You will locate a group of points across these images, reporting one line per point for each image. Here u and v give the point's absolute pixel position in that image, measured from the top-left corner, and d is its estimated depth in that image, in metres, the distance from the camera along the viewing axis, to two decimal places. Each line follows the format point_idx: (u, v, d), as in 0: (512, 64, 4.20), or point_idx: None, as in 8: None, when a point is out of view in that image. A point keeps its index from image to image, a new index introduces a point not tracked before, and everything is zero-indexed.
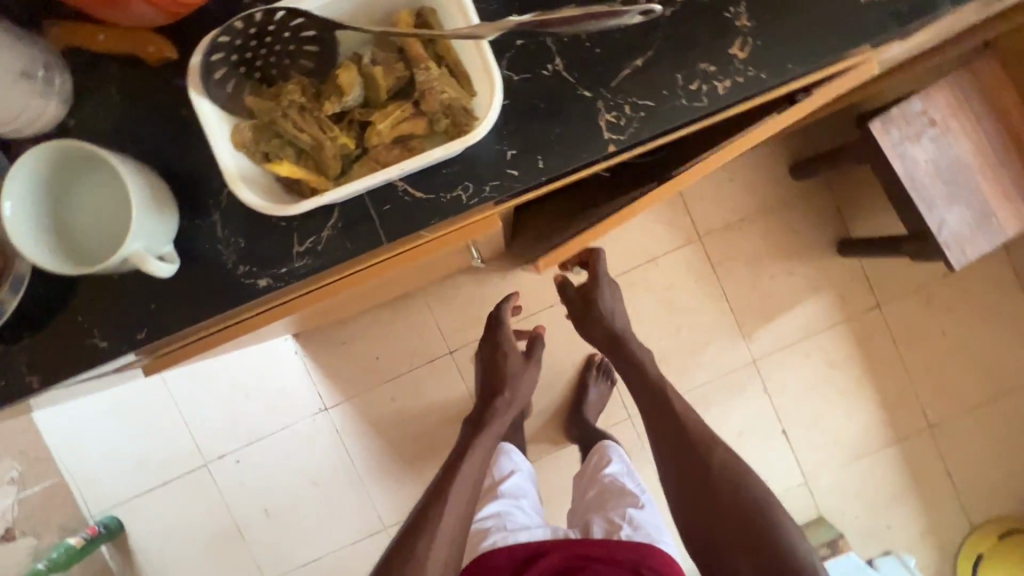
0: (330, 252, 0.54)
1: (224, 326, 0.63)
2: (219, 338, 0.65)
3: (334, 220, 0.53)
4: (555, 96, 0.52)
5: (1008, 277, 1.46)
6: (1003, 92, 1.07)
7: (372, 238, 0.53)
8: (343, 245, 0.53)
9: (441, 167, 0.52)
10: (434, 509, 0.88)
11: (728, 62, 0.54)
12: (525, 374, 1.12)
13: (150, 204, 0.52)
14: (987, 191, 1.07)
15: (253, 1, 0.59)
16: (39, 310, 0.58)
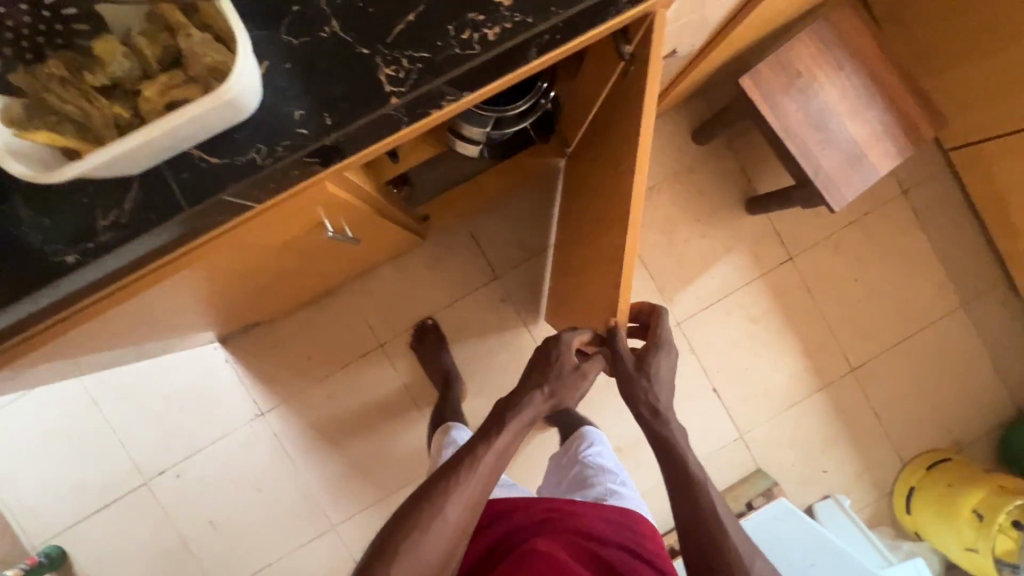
0: (137, 226, 0.52)
1: (113, 287, 0.60)
2: (110, 298, 0.61)
3: (133, 193, 0.51)
4: (331, 57, 0.50)
5: (908, 219, 1.53)
6: (860, 40, 1.14)
7: (172, 206, 0.51)
8: (146, 218, 0.51)
9: (228, 131, 0.51)
10: (441, 505, 0.73)
11: (495, 9, 0.51)
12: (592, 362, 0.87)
13: None
14: (855, 134, 1.12)
15: None
16: None
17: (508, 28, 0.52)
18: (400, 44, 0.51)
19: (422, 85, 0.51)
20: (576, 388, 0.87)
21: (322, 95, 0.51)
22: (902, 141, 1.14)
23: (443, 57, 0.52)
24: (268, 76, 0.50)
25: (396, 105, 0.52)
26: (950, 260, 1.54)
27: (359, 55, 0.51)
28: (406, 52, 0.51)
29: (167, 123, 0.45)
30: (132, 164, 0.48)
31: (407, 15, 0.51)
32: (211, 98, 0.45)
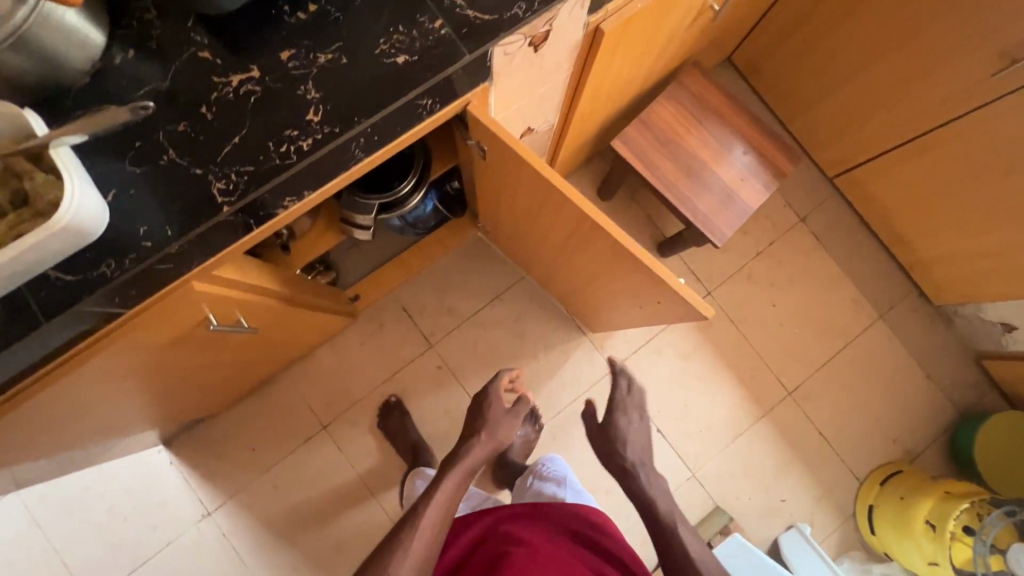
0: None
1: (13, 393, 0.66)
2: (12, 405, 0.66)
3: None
4: (170, 181, 0.60)
5: (811, 244, 1.63)
6: (714, 97, 1.28)
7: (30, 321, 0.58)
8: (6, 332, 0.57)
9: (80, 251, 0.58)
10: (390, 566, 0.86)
11: (307, 125, 0.61)
12: (505, 417, 1.09)
13: None
14: (724, 178, 1.24)
15: None
16: None
17: (320, 139, 0.61)
18: (228, 161, 0.60)
19: (250, 192, 0.60)
20: (508, 428, 1.08)
21: (164, 211, 0.59)
22: (768, 178, 1.26)
23: (268, 167, 0.61)
24: (117, 201, 0.59)
25: (230, 211, 0.60)
26: (859, 277, 1.63)
27: (194, 174, 0.60)
28: (234, 167, 0.60)
29: (11, 250, 0.51)
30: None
31: (233, 138, 0.61)
32: (47, 224, 0.51)
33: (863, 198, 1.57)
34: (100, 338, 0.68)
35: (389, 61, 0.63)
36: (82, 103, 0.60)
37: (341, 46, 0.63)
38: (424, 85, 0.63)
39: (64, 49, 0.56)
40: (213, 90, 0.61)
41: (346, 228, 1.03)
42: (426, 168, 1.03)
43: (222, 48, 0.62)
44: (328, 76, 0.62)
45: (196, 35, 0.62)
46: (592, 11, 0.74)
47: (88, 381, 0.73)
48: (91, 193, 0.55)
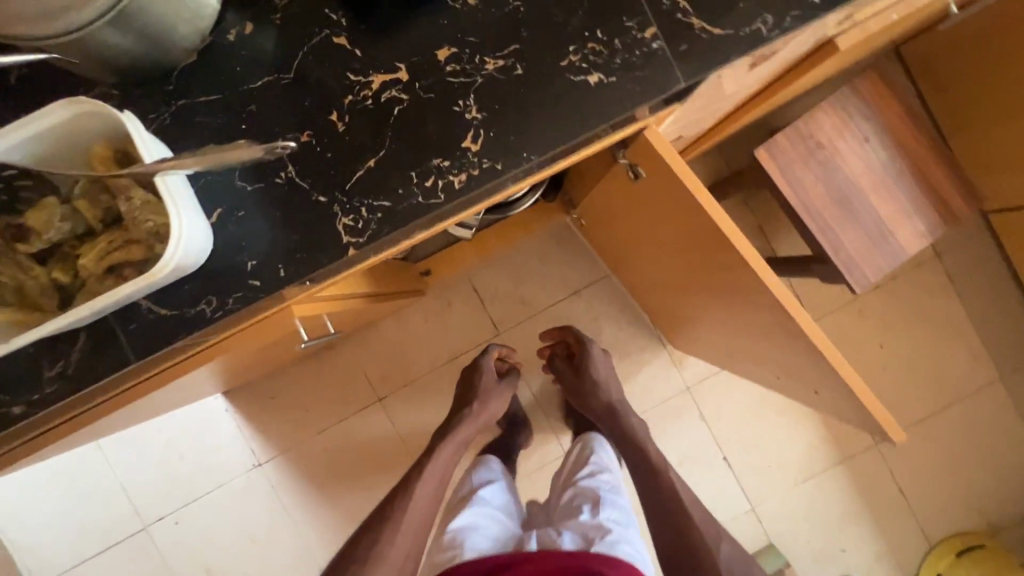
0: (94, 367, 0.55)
1: (119, 393, 0.69)
2: (120, 399, 0.70)
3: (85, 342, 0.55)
4: (287, 207, 0.54)
5: (941, 284, 1.42)
6: (887, 109, 1.05)
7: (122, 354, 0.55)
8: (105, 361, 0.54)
9: (179, 282, 0.54)
10: (385, 536, 0.83)
11: (461, 155, 0.55)
12: (496, 390, 1.13)
13: None
14: (881, 211, 1.04)
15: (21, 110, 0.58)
16: None
17: (473, 175, 0.55)
18: (358, 193, 0.55)
19: (382, 234, 0.55)
20: (500, 400, 1.12)
21: (282, 240, 0.54)
22: (932, 218, 1.06)
23: (405, 204, 0.55)
24: (236, 222, 0.55)
25: (354, 252, 0.54)
26: (987, 328, 1.43)
27: (319, 204, 0.55)
28: (367, 201, 0.55)
29: (109, 293, 0.48)
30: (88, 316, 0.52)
31: (367, 160, 0.55)
32: (153, 269, 0.48)
33: (1020, 244, 1.33)
34: (210, 342, 0.68)
35: (572, 84, 0.56)
36: (188, 87, 0.56)
37: (517, 51, 0.56)
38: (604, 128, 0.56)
39: (170, 25, 0.50)
40: (348, 94, 0.56)
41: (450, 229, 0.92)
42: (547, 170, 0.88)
43: (369, 50, 0.56)
44: (490, 88, 0.56)
45: (332, 15, 0.56)
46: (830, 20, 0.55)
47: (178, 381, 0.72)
48: (193, 224, 0.51)
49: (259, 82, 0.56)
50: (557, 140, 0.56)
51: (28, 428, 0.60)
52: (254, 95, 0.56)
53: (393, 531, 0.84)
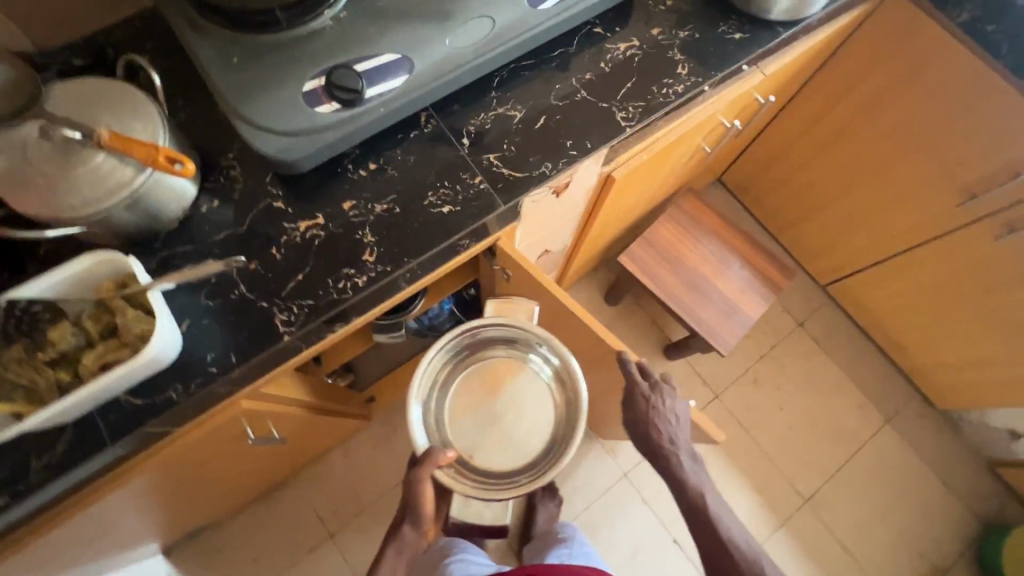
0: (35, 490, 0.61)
1: None
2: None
3: (36, 458, 0.61)
4: (239, 313, 0.67)
5: (812, 348, 1.68)
6: (708, 218, 1.41)
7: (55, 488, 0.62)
8: (56, 478, 0.61)
9: (69, 426, 0.62)
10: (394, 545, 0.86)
11: (363, 263, 0.70)
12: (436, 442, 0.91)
13: None
14: (726, 290, 1.34)
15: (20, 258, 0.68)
16: None
17: (373, 277, 0.70)
18: (292, 296, 0.68)
19: (307, 321, 0.68)
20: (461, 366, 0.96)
21: (234, 331, 0.67)
22: (765, 290, 1.36)
23: (325, 301, 0.69)
24: (194, 326, 0.67)
25: (289, 341, 0.67)
26: (861, 380, 1.66)
27: (260, 307, 0.68)
28: (295, 300, 0.68)
29: (99, 382, 0.58)
30: (158, 363, 0.62)
31: (296, 274, 0.69)
32: (132, 360, 0.59)
33: (856, 306, 1.64)
34: (70, 501, 0.68)
35: None
36: (170, 246, 0.70)
37: (396, 165, 0.75)
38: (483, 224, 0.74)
39: (164, 203, 0.67)
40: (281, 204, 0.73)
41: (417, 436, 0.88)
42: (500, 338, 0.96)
43: None
44: (386, 211, 0.73)
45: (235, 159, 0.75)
46: (603, 164, 0.85)
47: (86, 526, 0.73)
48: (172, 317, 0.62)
49: (186, 257, 0.70)
50: (453, 231, 0.73)
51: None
52: (242, 211, 0.72)
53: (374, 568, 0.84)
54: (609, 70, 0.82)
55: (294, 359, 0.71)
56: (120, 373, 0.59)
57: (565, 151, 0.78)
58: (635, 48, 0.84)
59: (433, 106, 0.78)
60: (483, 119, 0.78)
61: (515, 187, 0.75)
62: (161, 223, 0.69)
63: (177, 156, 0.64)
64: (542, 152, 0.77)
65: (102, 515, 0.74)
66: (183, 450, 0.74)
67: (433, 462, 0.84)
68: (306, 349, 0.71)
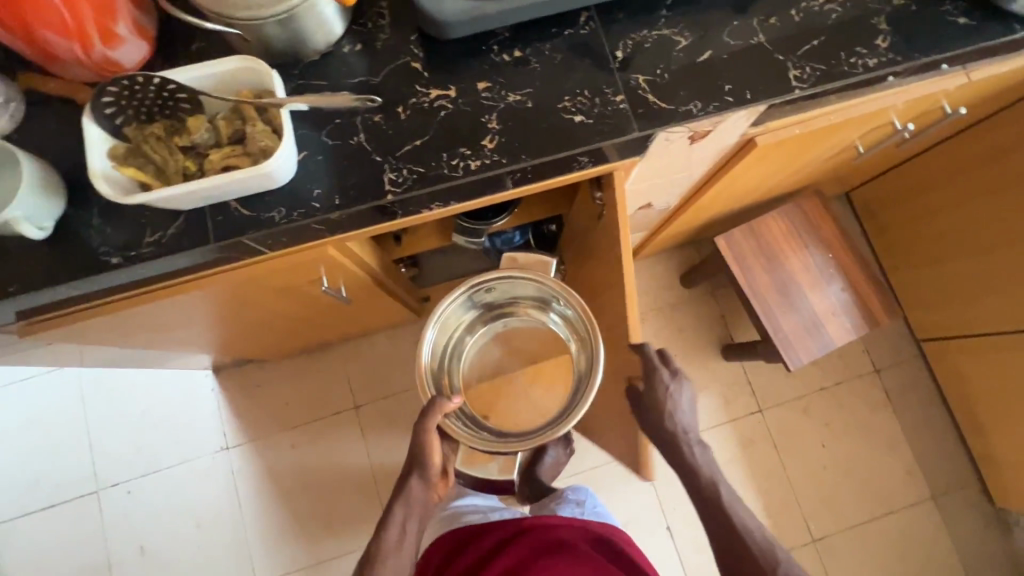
0: (142, 261, 0.66)
1: (95, 303, 0.74)
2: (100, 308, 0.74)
3: (149, 233, 0.66)
4: (353, 159, 0.68)
5: (880, 399, 1.56)
6: (826, 228, 1.29)
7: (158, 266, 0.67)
8: (161, 256, 0.66)
9: (182, 215, 0.66)
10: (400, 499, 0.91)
11: (481, 148, 0.68)
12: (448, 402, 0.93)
13: (116, 171, 0.61)
14: (817, 307, 1.24)
15: (173, 50, 0.70)
16: None
17: (487, 164, 0.68)
18: (405, 159, 0.68)
19: (413, 187, 0.67)
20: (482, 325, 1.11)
21: (344, 175, 0.68)
22: (859, 321, 1.25)
23: (434, 174, 0.68)
24: (310, 158, 0.68)
25: (391, 201, 0.67)
26: (921, 448, 1.54)
27: (373, 160, 0.68)
28: (407, 163, 0.68)
29: (221, 178, 0.61)
30: (273, 181, 0.64)
31: (415, 139, 0.69)
32: (254, 168, 0.61)
33: (949, 372, 1.49)
34: (160, 288, 0.74)
35: None
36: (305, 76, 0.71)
37: (541, 58, 0.71)
38: (611, 146, 0.70)
39: (314, 31, 0.67)
40: (417, 63, 0.71)
41: (426, 387, 0.94)
42: (506, 298, 1.08)
43: None
44: (518, 102, 0.70)
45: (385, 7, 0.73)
46: (752, 123, 0.77)
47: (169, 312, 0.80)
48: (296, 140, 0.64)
49: (315, 91, 0.70)
50: (578, 143, 0.69)
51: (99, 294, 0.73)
52: (380, 61, 0.71)
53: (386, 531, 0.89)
54: (799, 20, 0.73)
55: (389, 222, 0.72)
56: (240, 177, 0.61)
57: (721, 95, 0.70)
58: (836, 4, 0.73)
59: (596, 7, 0.72)
60: (646, 35, 0.72)
61: (656, 117, 0.70)
62: (308, 48, 0.69)
63: None
64: (695, 89, 0.70)
65: (184, 307, 0.80)
66: (267, 272, 0.79)
67: (435, 415, 0.90)
68: (401, 216, 0.72)
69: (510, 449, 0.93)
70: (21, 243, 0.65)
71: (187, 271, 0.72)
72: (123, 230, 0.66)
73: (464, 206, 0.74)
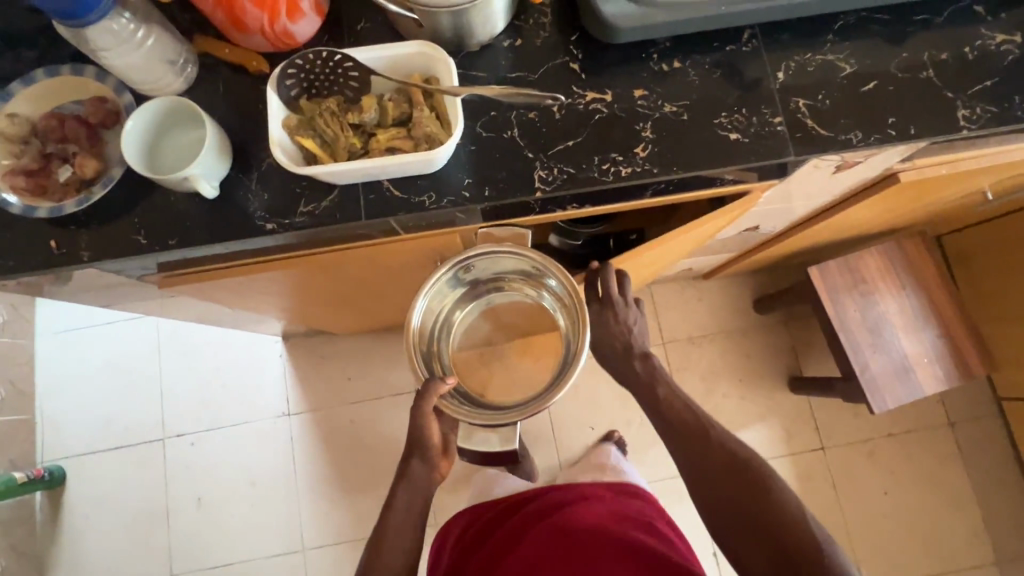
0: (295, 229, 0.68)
1: (232, 264, 0.76)
2: (235, 269, 0.76)
3: (304, 203, 0.68)
4: (505, 152, 0.69)
5: (951, 452, 1.50)
6: (925, 270, 1.25)
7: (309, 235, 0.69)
8: (314, 226, 0.68)
9: (337, 189, 0.68)
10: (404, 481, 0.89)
11: (632, 155, 0.68)
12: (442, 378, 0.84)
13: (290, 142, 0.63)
14: (908, 350, 1.20)
15: (340, 27, 0.72)
16: (99, 216, 0.68)
17: (636, 171, 0.68)
18: (556, 158, 0.68)
19: (562, 186, 0.68)
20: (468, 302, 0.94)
21: (495, 168, 0.68)
22: (951, 370, 1.21)
23: (583, 176, 0.68)
24: (463, 147, 0.69)
25: (538, 198, 0.68)
26: (990, 509, 1.48)
27: (524, 156, 0.69)
28: (558, 163, 0.68)
29: (389, 160, 0.62)
30: (432, 167, 0.65)
31: (567, 140, 0.69)
32: (422, 154, 0.62)
33: None
34: (292, 256, 0.75)
35: None
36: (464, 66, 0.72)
37: (700, 71, 0.71)
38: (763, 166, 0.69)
39: (484, 24, 0.68)
40: (575, 64, 0.71)
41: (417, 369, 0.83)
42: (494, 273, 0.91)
43: None
44: (673, 113, 0.69)
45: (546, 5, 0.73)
46: (902, 158, 0.75)
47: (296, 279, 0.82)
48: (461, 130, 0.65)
49: (472, 83, 0.71)
50: (730, 160, 0.68)
51: (241, 256, 0.75)
52: (538, 59, 0.72)
53: (390, 517, 0.87)
54: (972, 57, 0.70)
55: (528, 217, 0.72)
56: (407, 161, 0.63)
57: (883, 127, 0.69)
58: (1013, 44, 0.71)
59: (760, 25, 0.71)
60: (810, 59, 0.71)
61: (813, 142, 0.68)
62: (477, 32, 0.69)
63: None
64: (857, 119, 0.69)
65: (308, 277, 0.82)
66: (394, 254, 0.79)
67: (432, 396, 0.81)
68: (541, 214, 0.72)
69: (507, 422, 0.83)
70: (185, 199, 0.68)
71: (327, 242, 0.73)
72: (280, 197, 0.68)
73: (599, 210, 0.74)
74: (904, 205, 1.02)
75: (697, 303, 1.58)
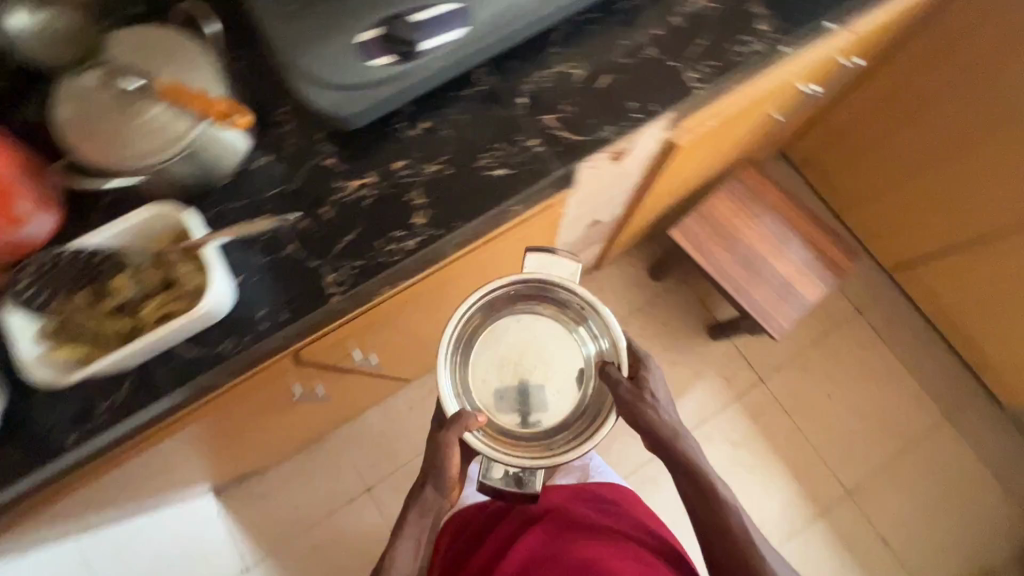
0: (101, 432, 0.63)
1: None
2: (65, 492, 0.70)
3: (103, 402, 0.64)
4: (291, 271, 0.67)
5: (870, 337, 1.59)
6: (768, 194, 1.32)
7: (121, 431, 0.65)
8: (120, 421, 0.63)
9: (133, 374, 0.64)
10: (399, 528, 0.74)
11: (412, 226, 0.68)
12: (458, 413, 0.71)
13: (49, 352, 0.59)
14: (782, 272, 1.27)
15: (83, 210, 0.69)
16: None
17: (422, 240, 0.68)
18: (341, 257, 0.68)
19: (357, 282, 0.67)
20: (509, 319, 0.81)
21: (286, 289, 0.67)
22: (825, 274, 1.28)
23: (374, 264, 0.68)
24: (248, 282, 0.67)
25: (338, 302, 0.67)
26: (921, 372, 1.57)
27: (310, 267, 0.68)
28: (344, 262, 0.68)
29: (158, 333, 0.59)
30: (212, 317, 0.62)
31: (347, 235, 0.68)
32: (190, 313, 0.60)
33: (925, 294, 1.52)
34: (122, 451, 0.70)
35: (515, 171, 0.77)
36: (221, 201, 0.70)
37: (449, 124, 0.72)
38: (537, 189, 0.70)
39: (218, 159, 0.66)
40: (330, 161, 0.71)
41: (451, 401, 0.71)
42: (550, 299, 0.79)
43: None
44: (436, 172, 0.70)
45: (284, 114, 0.73)
46: (667, 130, 0.80)
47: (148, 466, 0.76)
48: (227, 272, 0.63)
49: (236, 214, 0.70)
50: (505, 197, 0.70)
51: None
52: (292, 168, 0.71)
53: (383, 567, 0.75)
54: (681, 24, 0.75)
55: (343, 318, 0.71)
56: (177, 325, 0.60)
57: (629, 114, 0.72)
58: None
59: (488, 62, 0.74)
60: (543, 76, 0.74)
61: (573, 151, 0.71)
62: (209, 182, 0.67)
63: (233, 109, 0.62)
64: (604, 115, 0.72)
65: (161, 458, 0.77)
66: (235, 403, 0.75)
67: (461, 430, 0.68)
68: (354, 310, 0.71)
69: (543, 455, 0.71)
70: None
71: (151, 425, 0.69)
72: (74, 407, 0.64)
73: (413, 282, 0.74)
74: (714, 154, 1.08)
75: (600, 294, 1.61)
